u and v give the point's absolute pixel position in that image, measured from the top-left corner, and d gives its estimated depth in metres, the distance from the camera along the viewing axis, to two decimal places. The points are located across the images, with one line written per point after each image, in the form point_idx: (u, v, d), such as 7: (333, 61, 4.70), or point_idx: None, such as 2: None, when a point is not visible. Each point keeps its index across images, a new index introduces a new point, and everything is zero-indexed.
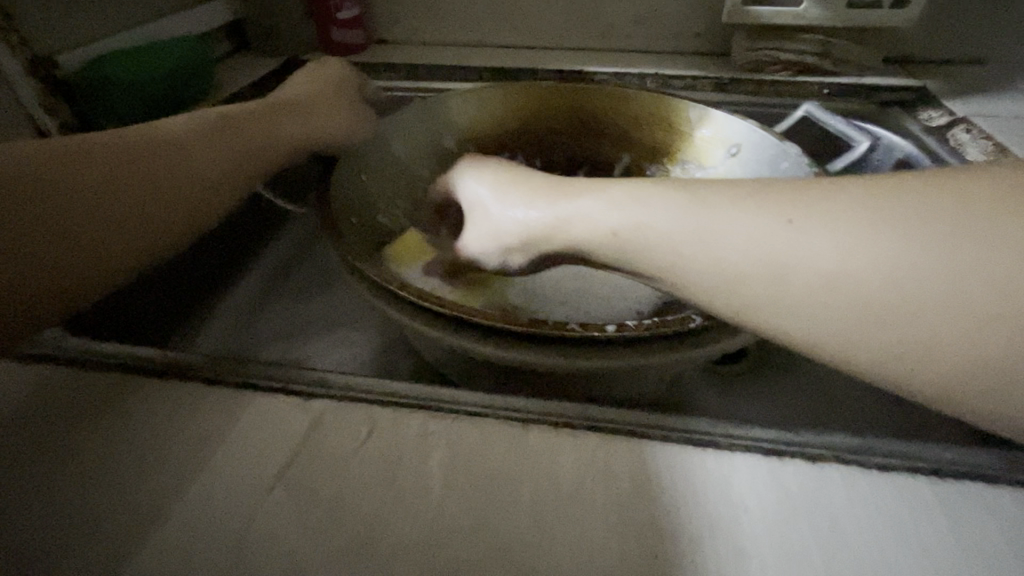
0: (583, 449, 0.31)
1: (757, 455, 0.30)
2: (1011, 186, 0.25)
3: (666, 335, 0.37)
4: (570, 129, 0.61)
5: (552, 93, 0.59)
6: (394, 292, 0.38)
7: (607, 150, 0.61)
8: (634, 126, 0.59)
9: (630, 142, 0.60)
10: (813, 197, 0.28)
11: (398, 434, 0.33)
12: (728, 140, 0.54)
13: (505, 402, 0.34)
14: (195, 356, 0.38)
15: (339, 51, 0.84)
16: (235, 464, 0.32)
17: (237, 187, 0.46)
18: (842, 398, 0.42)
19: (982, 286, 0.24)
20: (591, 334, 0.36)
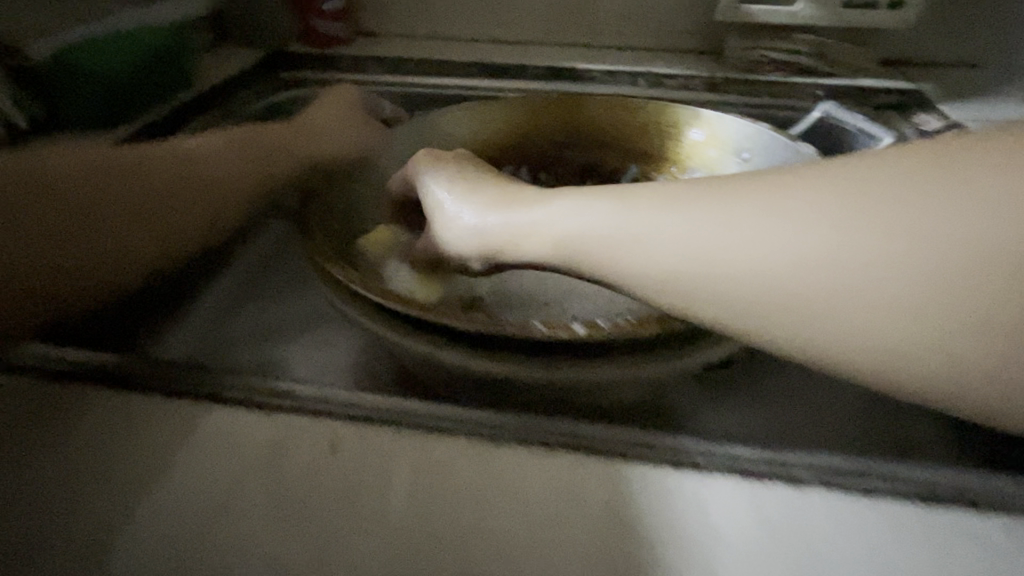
0: (556, 469, 0.30)
1: (739, 478, 0.29)
2: (921, 168, 0.26)
3: (649, 343, 0.35)
4: (574, 141, 0.59)
5: (558, 105, 0.59)
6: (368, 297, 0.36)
7: (613, 161, 0.59)
8: (640, 133, 0.58)
9: (636, 153, 0.58)
10: (740, 193, 0.29)
11: (363, 450, 0.31)
12: (738, 146, 0.54)
13: (477, 416, 0.32)
14: (154, 362, 0.36)
15: (323, 44, 0.81)
16: (191, 482, 0.31)
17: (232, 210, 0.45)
18: (829, 410, 0.41)
19: (902, 275, 0.25)
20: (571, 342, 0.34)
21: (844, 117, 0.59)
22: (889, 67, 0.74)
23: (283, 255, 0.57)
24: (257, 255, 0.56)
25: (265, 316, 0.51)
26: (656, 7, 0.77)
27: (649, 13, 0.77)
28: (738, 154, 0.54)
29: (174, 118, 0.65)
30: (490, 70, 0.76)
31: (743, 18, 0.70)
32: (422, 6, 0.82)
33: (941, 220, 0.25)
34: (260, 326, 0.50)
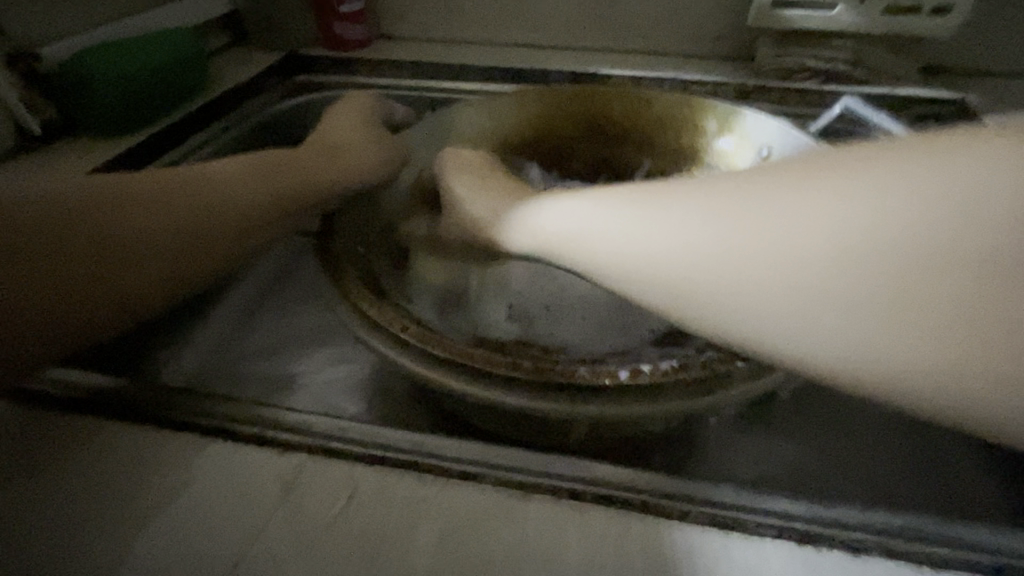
0: (592, 524, 0.28)
1: (789, 541, 0.27)
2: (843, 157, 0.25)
3: (697, 378, 0.33)
4: (586, 137, 0.57)
5: (567, 99, 0.55)
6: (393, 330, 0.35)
7: (629, 156, 0.56)
8: (655, 125, 0.55)
9: (652, 148, 0.56)
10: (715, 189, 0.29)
11: (384, 496, 0.29)
12: (757, 143, 0.50)
13: (507, 459, 0.30)
14: (166, 390, 0.35)
15: (340, 46, 0.79)
16: (202, 527, 0.29)
17: (251, 227, 0.42)
18: (872, 450, 0.38)
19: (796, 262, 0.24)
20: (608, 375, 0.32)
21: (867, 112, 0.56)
22: (929, 76, 0.70)
23: (297, 267, 0.55)
24: (270, 267, 0.55)
25: (279, 334, 0.49)
26: (685, 11, 0.74)
27: (678, 17, 0.74)
28: (758, 150, 0.50)
29: (190, 124, 0.64)
30: (511, 74, 0.73)
31: (778, 24, 0.66)
32: (442, 9, 0.79)
33: (867, 224, 0.23)
34: (273, 343, 0.49)
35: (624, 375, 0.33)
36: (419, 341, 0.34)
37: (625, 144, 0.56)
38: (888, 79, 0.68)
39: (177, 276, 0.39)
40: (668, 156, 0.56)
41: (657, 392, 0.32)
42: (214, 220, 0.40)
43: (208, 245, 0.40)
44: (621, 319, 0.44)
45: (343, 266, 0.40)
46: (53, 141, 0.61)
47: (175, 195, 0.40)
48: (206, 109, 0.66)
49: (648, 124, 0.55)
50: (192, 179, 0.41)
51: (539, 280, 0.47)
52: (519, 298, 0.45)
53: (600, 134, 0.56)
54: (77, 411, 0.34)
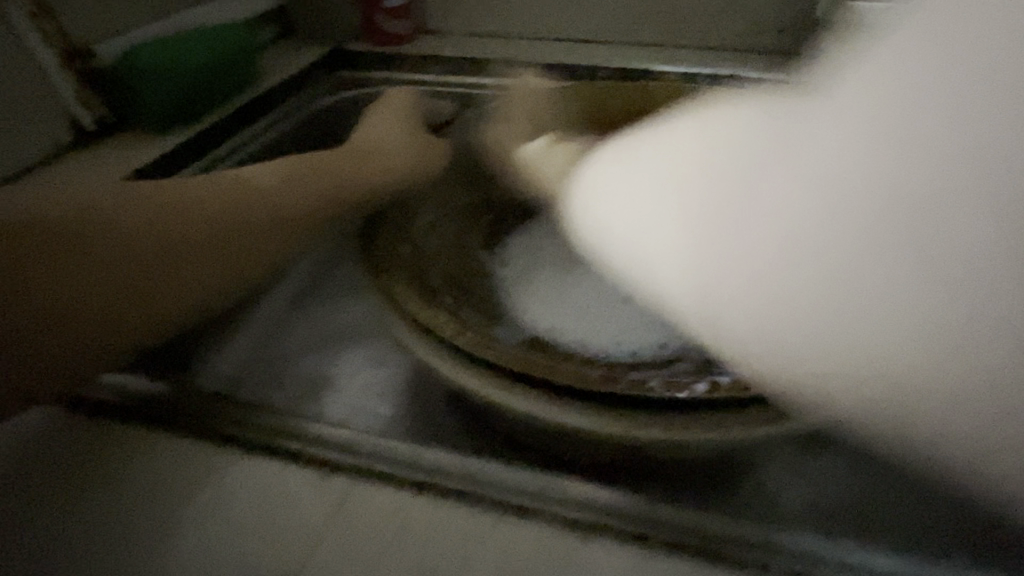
0: (655, 569, 0.25)
1: None
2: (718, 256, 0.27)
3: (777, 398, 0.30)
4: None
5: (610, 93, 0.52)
6: (444, 339, 0.33)
7: None
8: None
9: None
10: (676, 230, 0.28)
11: (431, 526, 0.28)
12: None
13: (560, 489, 0.28)
14: (210, 397, 0.34)
15: (384, 41, 0.78)
16: (247, 549, 0.28)
17: (298, 231, 0.41)
18: None
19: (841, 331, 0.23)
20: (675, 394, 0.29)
21: None
22: None
23: (338, 266, 0.55)
24: (312, 266, 0.54)
25: (319, 335, 0.49)
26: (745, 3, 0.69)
27: (733, 9, 0.70)
28: None
29: (235, 122, 0.64)
30: (555, 70, 0.71)
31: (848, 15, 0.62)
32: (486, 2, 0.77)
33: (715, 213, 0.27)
34: (315, 344, 0.48)
35: (700, 389, 0.29)
36: (470, 352, 0.32)
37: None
38: None
39: (224, 281, 0.39)
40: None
41: (729, 420, 0.29)
42: (260, 225, 0.40)
43: (255, 250, 0.40)
44: (671, 316, 0.40)
45: (390, 270, 0.38)
46: (104, 138, 0.62)
47: (207, 200, 0.39)
48: (251, 107, 0.66)
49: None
50: (223, 183, 0.41)
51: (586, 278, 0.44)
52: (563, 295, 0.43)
53: None
54: (125, 419, 0.34)
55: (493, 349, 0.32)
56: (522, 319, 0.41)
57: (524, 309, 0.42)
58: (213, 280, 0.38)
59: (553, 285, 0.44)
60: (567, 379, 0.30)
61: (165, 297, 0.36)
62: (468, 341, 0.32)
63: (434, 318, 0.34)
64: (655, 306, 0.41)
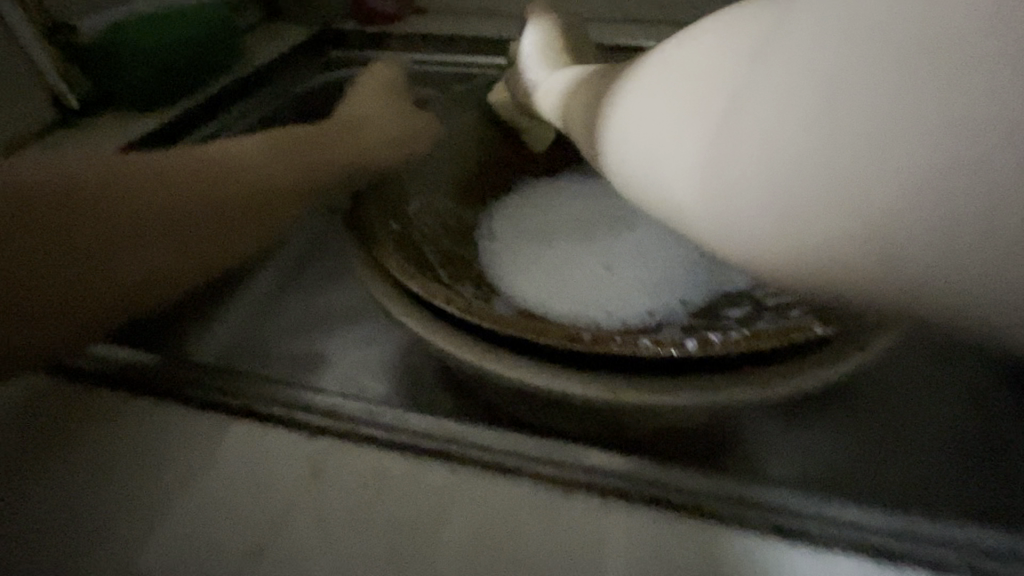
0: (638, 525, 0.25)
1: (863, 557, 0.24)
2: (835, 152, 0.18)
3: (763, 357, 0.30)
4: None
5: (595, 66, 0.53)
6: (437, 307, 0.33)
7: None
8: None
9: None
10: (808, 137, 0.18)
11: (416, 489, 0.28)
12: None
13: (546, 450, 0.28)
14: (195, 367, 0.34)
15: (373, 20, 0.77)
16: (228, 510, 0.28)
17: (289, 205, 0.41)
18: (938, 453, 0.34)
19: None
20: (666, 353, 0.30)
21: None
22: None
23: (327, 244, 0.54)
24: (301, 244, 0.54)
25: (308, 311, 0.48)
26: None
27: None
28: None
29: (222, 100, 0.63)
30: None
31: None
32: None
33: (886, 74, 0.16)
34: (303, 320, 0.48)
35: (688, 346, 0.30)
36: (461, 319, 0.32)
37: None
38: None
39: (211, 254, 0.38)
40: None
41: (712, 382, 0.29)
42: (246, 197, 0.39)
43: (242, 222, 0.39)
44: (657, 285, 0.40)
45: (379, 244, 0.38)
46: (88, 116, 0.61)
47: (192, 170, 0.38)
48: (238, 84, 0.65)
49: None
50: (209, 155, 0.40)
51: (574, 247, 0.43)
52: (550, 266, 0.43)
53: None
54: (109, 387, 0.34)
55: (486, 317, 0.32)
56: (510, 289, 0.41)
57: (509, 278, 0.42)
58: (199, 252, 0.38)
59: (538, 255, 0.43)
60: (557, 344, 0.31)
61: (151, 270, 0.36)
62: (460, 308, 0.32)
63: (426, 288, 0.34)
64: (642, 274, 0.41)
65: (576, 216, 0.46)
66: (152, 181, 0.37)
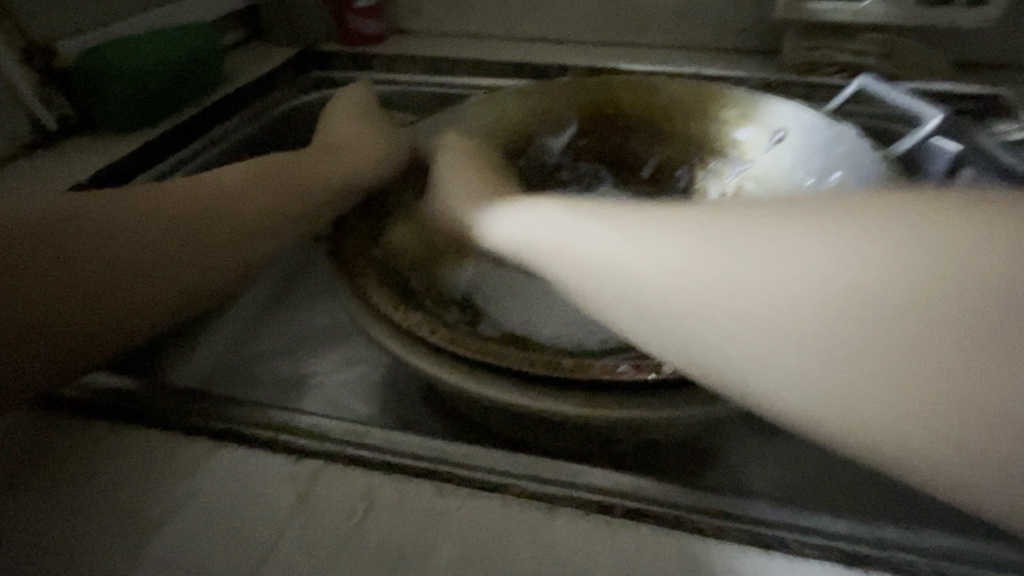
0: (620, 540, 0.26)
1: (834, 562, 0.25)
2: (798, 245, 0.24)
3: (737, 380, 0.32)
4: (592, 127, 0.56)
5: (581, 89, 0.55)
6: (422, 333, 0.34)
7: (640, 147, 0.56)
8: (670, 114, 0.54)
9: (665, 137, 0.55)
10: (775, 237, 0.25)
11: (402, 509, 0.28)
12: (772, 126, 0.50)
13: (530, 469, 0.29)
14: (180, 393, 0.34)
15: (354, 41, 0.78)
16: (215, 539, 0.28)
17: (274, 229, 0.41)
18: None
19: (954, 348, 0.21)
20: (644, 378, 0.31)
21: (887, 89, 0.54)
22: (963, 70, 0.68)
23: (310, 265, 0.55)
24: (285, 266, 0.54)
25: (293, 336, 0.49)
26: (707, 5, 0.72)
27: (697, 9, 0.72)
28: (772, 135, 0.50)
29: (203, 121, 0.63)
30: (527, 68, 0.72)
31: (804, 16, 0.65)
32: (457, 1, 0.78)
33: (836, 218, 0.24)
34: (288, 343, 0.48)
35: (669, 364, 0.31)
36: (445, 345, 0.33)
37: (631, 134, 0.55)
38: (919, 74, 0.65)
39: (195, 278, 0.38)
40: (681, 145, 0.55)
41: (688, 401, 0.31)
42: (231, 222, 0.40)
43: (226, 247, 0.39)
44: None
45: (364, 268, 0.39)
46: (67, 137, 0.61)
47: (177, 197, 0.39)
48: (220, 105, 0.65)
49: (654, 113, 0.55)
50: (195, 182, 0.40)
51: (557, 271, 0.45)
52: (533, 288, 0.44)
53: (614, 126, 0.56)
54: (91, 416, 0.34)
55: (469, 343, 0.33)
56: (494, 310, 0.42)
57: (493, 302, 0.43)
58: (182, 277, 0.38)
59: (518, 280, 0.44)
60: (539, 368, 0.32)
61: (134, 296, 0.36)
62: (445, 335, 0.33)
63: (410, 314, 0.35)
64: None
65: None
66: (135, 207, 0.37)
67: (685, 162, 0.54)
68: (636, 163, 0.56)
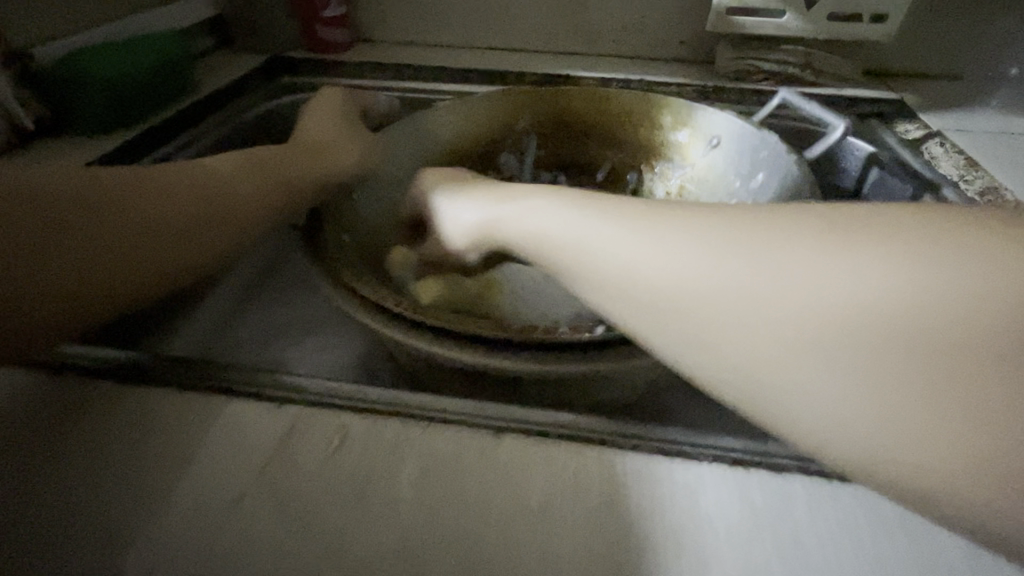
0: (554, 460, 0.31)
1: (723, 466, 0.31)
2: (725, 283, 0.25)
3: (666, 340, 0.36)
4: (555, 135, 0.62)
5: (536, 98, 0.61)
6: (390, 308, 0.38)
7: (594, 150, 0.62)
8: (618, 123, 0.60)
9: (617, 144, 0.61)
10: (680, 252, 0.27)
11: (370, 443, 0.33)
12: (707, 134, 0.56)
13: (482, 410, 0.34)
14: (171, 360, 0.38)
15: (323, 49, 0.83)
16: (209, 475, 0.32)
17: (257, 218, 0.45)
18: None
19: (962, 341, 0.20)
20: (577, 343, 0.36)
21: (804, 100, 0.60)
22: (872, 78, 0.77)
23: (285, 257, 0.59)
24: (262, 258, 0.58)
25: (271, 321, 0.53)
26: (649, 18, 0.79)
27: (641, 22, 0.79)
28: (708, 142, 0.56)
29: (180, 121, 0.67)
30: (488, 75, 0.77)
31: (733, 30, 0.72)
32: (420, 13, 0.83)
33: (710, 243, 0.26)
34: (265, 326, 0.52)
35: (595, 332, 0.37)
36: (410, 318, 0.37)
37: (588, 141, 0.62)
38: (835, 81, 0.74)
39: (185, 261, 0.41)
40: (635, 151, 0.61)
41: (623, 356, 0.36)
42: (222, 211, 0.43)
43: (215, 233, 0.43)
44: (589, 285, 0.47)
45: (336, 258, 0.43)
46: (43, 138, 0.63)
47: (167, 187, 0.42)
48: (195, 107, 0.69)
49: (612, 122, 0.60)
50: (183, 175, 0.44)
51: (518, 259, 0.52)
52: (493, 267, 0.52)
53: (570, 131, 0.62)
54: (88, 381, 0.37)
55: (430, 317, 0.37)
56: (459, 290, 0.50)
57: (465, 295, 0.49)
58: (173, 260, 0.41)
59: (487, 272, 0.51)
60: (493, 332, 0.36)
61: (127, 274, 0.38)
62: (410, 311, 0.37)
63: (380, 293, 0.39)
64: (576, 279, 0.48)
65: None
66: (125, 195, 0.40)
67: (635, 167, 0.61)
68: (592, 168, 0.63)
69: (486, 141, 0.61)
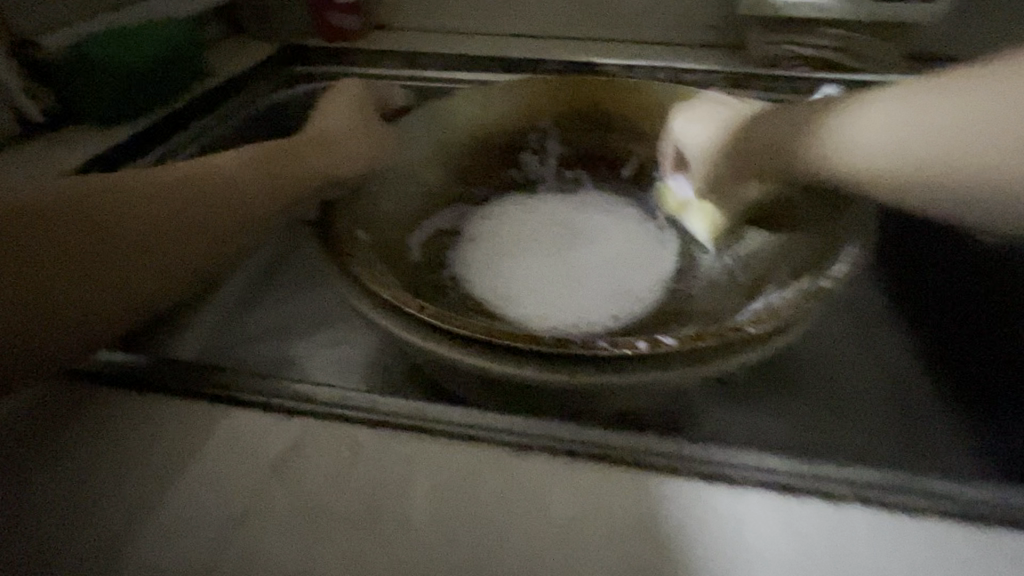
0: (582, 482, 0.29)
1: (771, 493, 0.28)
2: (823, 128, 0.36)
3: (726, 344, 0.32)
4: (574, 127, 0.58)
5: (558, 88, 0.56)
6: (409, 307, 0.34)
7: (617, 146, 0.58)
8: (643, 118, 0.56)
9: (641, 138, 0.57)
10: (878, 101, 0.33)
11: (383, 460, 0.30)
12: None
13: (503, 425, 0.31)
14: (174, 367, 0.36)
15: (335, 37, 0.80)
16: (211, 493, 0.30)
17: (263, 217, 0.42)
18: (842, 408, 0.41)
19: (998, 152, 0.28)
20: (624, 350, 0.31)
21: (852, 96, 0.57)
22: (918, 63, 0.72)
23: (297, 250, 0.57)
24: (274, 252, 0.56)
25: (280, 316, 0.51)
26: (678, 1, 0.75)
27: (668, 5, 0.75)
28: None
29: (188, 112, 0.65)
30: (508, 62, 0.74)
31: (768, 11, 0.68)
32: None
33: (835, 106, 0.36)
34: (276, 324, 0.50)
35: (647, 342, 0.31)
36: (432, 319, 0.33)
37: (612, 134, 0.58)
38: (876, 67, 0.69)
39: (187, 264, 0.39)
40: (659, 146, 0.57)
41: (672, 361, 0.31)
42: (227, 209, 0.41)
43: (220, 232, 0.40)
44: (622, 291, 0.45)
45: (349, 254, 0.39)
46: (53, 129, 0.62)
47: (168, 185, 0.40)
48: (203, 98, 0.67)
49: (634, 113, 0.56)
50: (186, 172, 0.41)
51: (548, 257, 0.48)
52: (524, 262, 0.48)
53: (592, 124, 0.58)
54: (89, 386, 0.36)
55: (452, 317, 0.33)
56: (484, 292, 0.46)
57: (498, 307, 0.45)
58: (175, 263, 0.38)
59: (522, 279, 0.47)
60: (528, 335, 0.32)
61: (126, 280, 0.36)
62: (433, 311, 0.33)
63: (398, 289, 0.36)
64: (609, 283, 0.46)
65: (544, 229, 0.52)
66: (123, 195, 0.38)
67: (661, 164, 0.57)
68: (618, 163, 0.59)
69: (506, 130, 0.57)
